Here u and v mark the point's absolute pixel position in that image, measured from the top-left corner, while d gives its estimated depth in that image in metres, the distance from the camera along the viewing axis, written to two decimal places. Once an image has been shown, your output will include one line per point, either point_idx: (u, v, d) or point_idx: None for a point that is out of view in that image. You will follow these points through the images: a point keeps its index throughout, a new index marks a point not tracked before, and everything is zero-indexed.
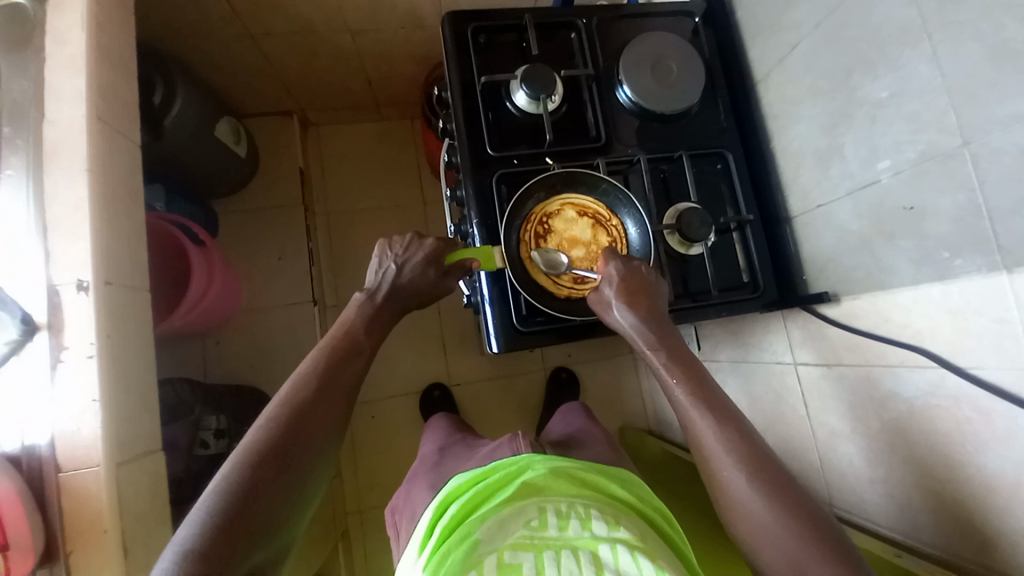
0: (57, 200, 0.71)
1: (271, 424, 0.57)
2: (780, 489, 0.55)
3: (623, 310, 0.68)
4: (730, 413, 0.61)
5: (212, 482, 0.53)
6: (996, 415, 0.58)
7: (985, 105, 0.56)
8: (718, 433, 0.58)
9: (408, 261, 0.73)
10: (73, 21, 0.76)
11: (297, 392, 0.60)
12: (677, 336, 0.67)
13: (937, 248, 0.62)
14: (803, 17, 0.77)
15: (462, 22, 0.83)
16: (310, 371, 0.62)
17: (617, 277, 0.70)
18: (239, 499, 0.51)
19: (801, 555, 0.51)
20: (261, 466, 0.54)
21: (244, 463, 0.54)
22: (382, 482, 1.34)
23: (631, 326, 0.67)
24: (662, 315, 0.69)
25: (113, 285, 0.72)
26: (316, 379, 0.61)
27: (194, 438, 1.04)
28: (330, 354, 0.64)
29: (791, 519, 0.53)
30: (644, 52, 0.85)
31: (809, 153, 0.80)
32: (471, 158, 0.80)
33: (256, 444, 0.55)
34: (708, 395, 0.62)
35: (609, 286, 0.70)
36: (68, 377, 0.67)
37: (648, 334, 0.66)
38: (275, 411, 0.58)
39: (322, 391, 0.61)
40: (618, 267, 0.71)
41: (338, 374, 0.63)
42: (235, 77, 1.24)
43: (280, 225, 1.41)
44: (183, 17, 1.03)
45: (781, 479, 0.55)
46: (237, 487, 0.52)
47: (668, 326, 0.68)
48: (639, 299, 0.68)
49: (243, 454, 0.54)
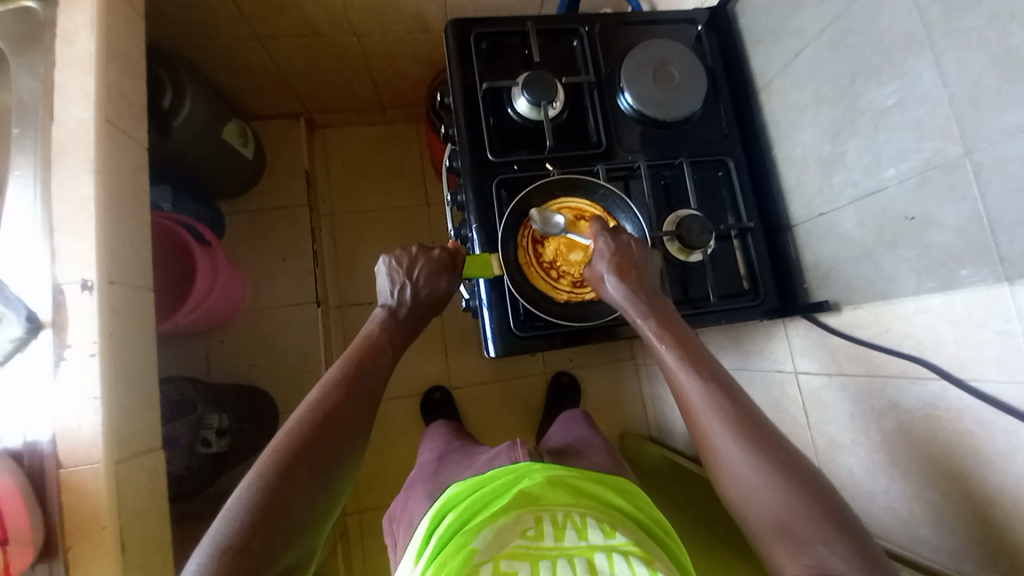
0: (63, 199, 0.72)
1: (302, 423, 0.57)
2: (772, 452, 0.55)
3: (614, 281, 0.69)
4: (720, 377, 0.61)
5: (244, 480, 0.53)
6: (997, 429, 0.57)
7: (989, 115, 0.55)
8: (707, 395, 0.59)
9: (422, 275, 0.72)
10: (82, 23, 0.78)
11: (325, 396, 0.60)
12: (667, 304, 0.68)
13: (940, 259, 0.61)
14: (807, 24, 0.77)
15: (464, 27, 0.84)
16: (338, 374, 0.63)
17: (609, 251, 0.70)
18: (270, 499, 0.52)
19: (790, 517, 0.51)
20: (296, 463, 0.54)
21: (278, 459, 0.54)
22: (381, 484, 1.35)
23: (622, 297, 0.68)
24: (652, 285, 0.70)
25: (116, 285, 0.73)
26: (345, 382, 0.62)
27: (195, 437, 1.05)
28: (358, 357, 0.65)
29: (781, 479, 0.53)
30: (646, 58, 0.85)
31: (812, 160, 0.79)
32: (472, 162, 0.80)
33: (289, 442, 0.56)
34: (697, 359, 0.62)
35: (602, 259, 0.70)
36: (70, 373, 0.68)
37: (639, 304, 0.67)
38: (305, 415, 0.58)
39: (350, 397, 0.61)
40: (608, 241, 0.71)
41: (366, 376, 0.64)
42: (242, 79, 1.26)
43: (285, 227, 1.43)
44: (193, 18, 1.05)
45: (774, 444, 0.55)
46: (268, 486, 0.52)
47: (658, 295, 0.69)
48: (628, 271, 0.69)
49: (276, 451, 0.55)
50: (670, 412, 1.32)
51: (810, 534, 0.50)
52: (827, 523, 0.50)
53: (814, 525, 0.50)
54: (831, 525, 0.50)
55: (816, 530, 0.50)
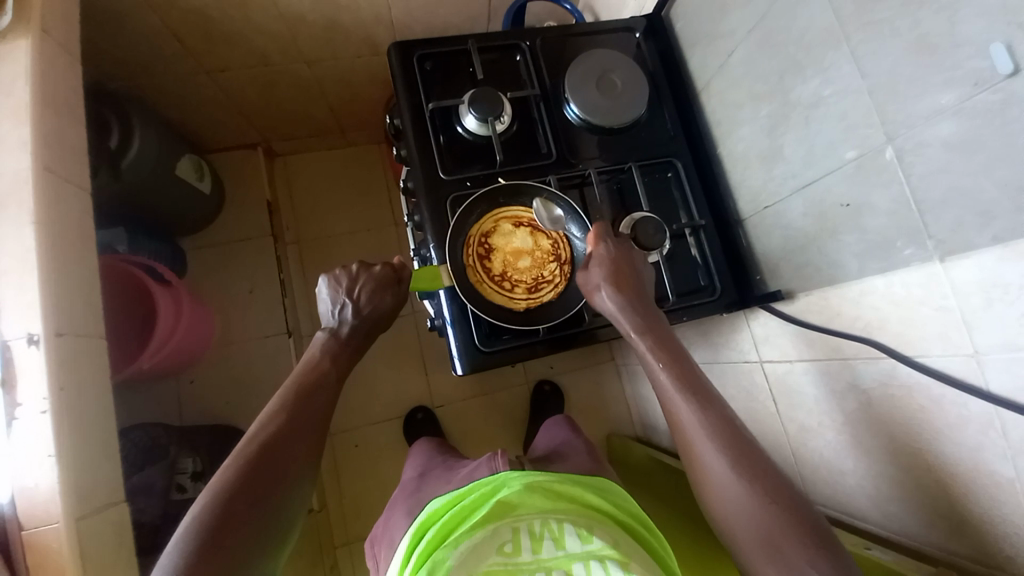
0: (5, 253, 0.70)
1: (242, 457, 0.56)
2: (758, 469, 0.56)
3: (611, 295, 0.70)
4: (709, 393, 0.62)
5: (183, 520, 0.51)
6: (949, 403, 0.59)
7: (907, 101, 0.58)
8: (698, 413, 0.60)
9: (362, 292, 0.73)
10: (15, 72, 0.76)
11: (266, 427, 0.59)
12: (661, 319, 0.70)
13: (876, 240, 0.64)
14: (735, 26, 0.80)
15: (407, 50, 0.85)
16: (279, 403, 0.62)
17: (607, 258, 0.73)
18: (209, 539, 0.50)
19: (770, 522, 0.53)
20: (237, 497, 0.53)
21: (217, 498, 0.53)
22: (370, 510, 1.32)
23: (618, 310, 0.70)
24: (647, 300, 0.71)
25: (65, 336, 0.70)
26: (286, 410, 0.61)
27: (170, 482, 1.01)
28: (301, 384, 0.64)
29: (769, 497, 0.54)
30: (588, 68, 0.87)
31: (753, 155, 0.82)
32: (425, 181, 0.81)
33: (230, 477, 0.54)
34: (689, 377, 0.63)
35: (599, 267, 0.73)
36: (24, 432, 0.65)
37: (635, 319, 0.69)
38: (245, 448, 0.57)
39: (293, 427, 0.60)
40: (610, 248, 0.74)
41: (310, 404, 0.63)
42: (195, 114, 1.24)
43: (250, 259, 1.41)
44: (133, 56, 1.03)
45: (759, 460, 0.57)
46: (207, 523, 0.51)
47: (652, 310, 0.71)
48: (624, 284, 0.71)
49: (217, 487, 0.53)
50: (653, 411, 1.33)
51: (794, 550, 0.52)
52: (809, 540, 0.52)
53: (798, 542, 0.52)
54: (811, 538, 0.52)
55: (795, 534, 0.52)
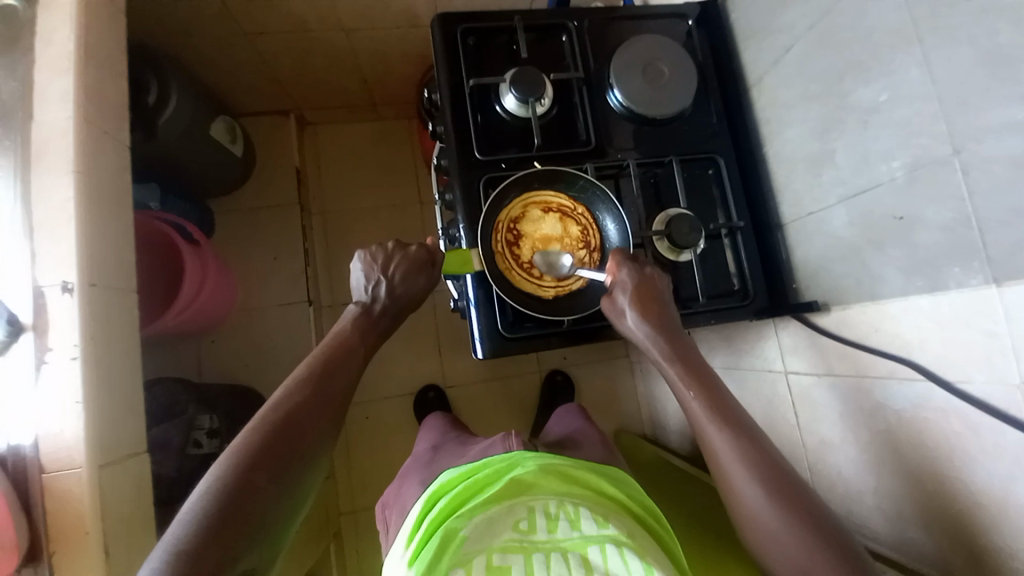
0: (43, 202, 0.71)
1: (262, 426, 0.56)
2: (792, 498, 0.55)
3: (636, 318, 0.68)
4: (742, 420, 0.61)
5: (201, 484, 0.52)
6: (985, 431, 0.57)
7: (978, 113, 0.54)
8: (730, 440, 0.59)
9: (396, 272, 0.73)
10: (60, 22, 0.76)
11: (290, 397, 0.60)
12: (687, 342, 0.68)
13: (926, 258, 0.61)
14: (796, 20, 0.76)
15: (451, 24, 0.83)
16: (305, 373, 0.62)
17: (630, 284, 0.70)
18: (227, 502, 0.51)
19: (810, 561, 0.52)
20: (256, 467, 0.53)
21: (238, 463, 0.53)
22: (375, 482, 1.35)
23: (643, 334, 0.68)
24: (673, 323, 0.69)
25: (97, 287, 0.72)
26: (313, 381, 0.62)
27: (187, 438, 1.02)
28: (326, 357, 0.64)
29: (806, 530, 0.53)
30: (634, 56, 0.84)
31: (801, 158, 0.78)
32: (458, 160, 0.79)
33: (246, 447, 0.55)
34: (719, 403, 0.62)
35: (622, 292, 0.70)
36: (54, 378, 0.67)
37: (660, 344, 0.67)
38: (267, 415, 0.57)
39: (316, 401, 0.60)
40: (630, 273, 0.71)
41: (336, 378, 0.63)
42: (231, 76, 1.24)
43: (275, 226, 1.42)
44: (173, 13, 1.02)
45: (793, 489, 0.56)
46: (226, 489, 0.51)
47: (677, 332, 0.69)
48: (649, 308, 0.69)
49: (235, 455, 0.54)
50: (665, 410, 1.32)
51: None
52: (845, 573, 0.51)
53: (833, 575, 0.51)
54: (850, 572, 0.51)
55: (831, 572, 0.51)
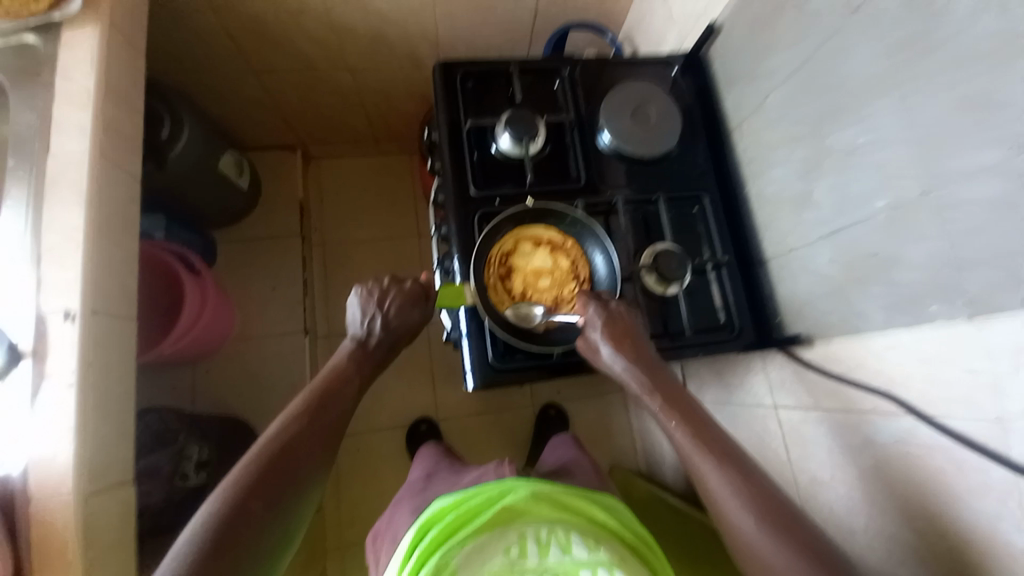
0: (53, 229, 0.73)
1: (259, 456, 0.57)
2: (786, 525, 0.56)
3: (612, 352, 0.70)
4: (731, 450, 0.62)
5: (197, 514, 0.52)
6: (971, 469, 0.57)
7: (944, 158, 0.57)
8: (720, 470, 0.60)
9: (392, 307, 0.74)
10: (81, 60, 0.80)
11: (288, 427, 0.60)
12: (666, 372, 0.70)
13: (904, 295, 0.63)
14: (774, 71, 0.81)
15: (451, 70, 0.88)
16: (302, 405, 0.63)
17: (600, 320, 0.72)
18: (222, 530, 0.51)
19: None
20: (253, 496, 0.54)
21: (236, 492, 0.54)
22: (365, 516, 1.32)
23: (621, 368, 0.69)
24: (651, 354, 0.71)
25: (99, 314, 0.73)
26: (309, 413, 0.62)
27: (175, 470, 1.01)
28: (322, 388, 0.66)
29: (800, 557, 0.53)
30: (624, 99, 0.89)
31: (783, 198, 0.82)
32: (455, 195, 0.82)
33: (244, 477, 0.55)
34: (704, 431, 0.63)
35: (594, 329, 0.72)
36: (48, 404, 0.68)
37: (639, 376, 0.68)
38: (265, 446, 0.58)
39: (312, 431, 0.61)
40: (597, 309, 0.73)
41: (332, 409, 0.64)
42: (242, 111, 1.30)
43: (276, 255, 1.45)
44: (191, 53, 1.09)
45: (786, 517, 0.56)
46: (222, 517, 0.52)
47: (657, 363, 0.70)
48: (624, 340, 0.70)
49: (230, 486, 0.54)
50: (659, 444, 1.31)
51: None
52: None
53: None
54: None
55: None
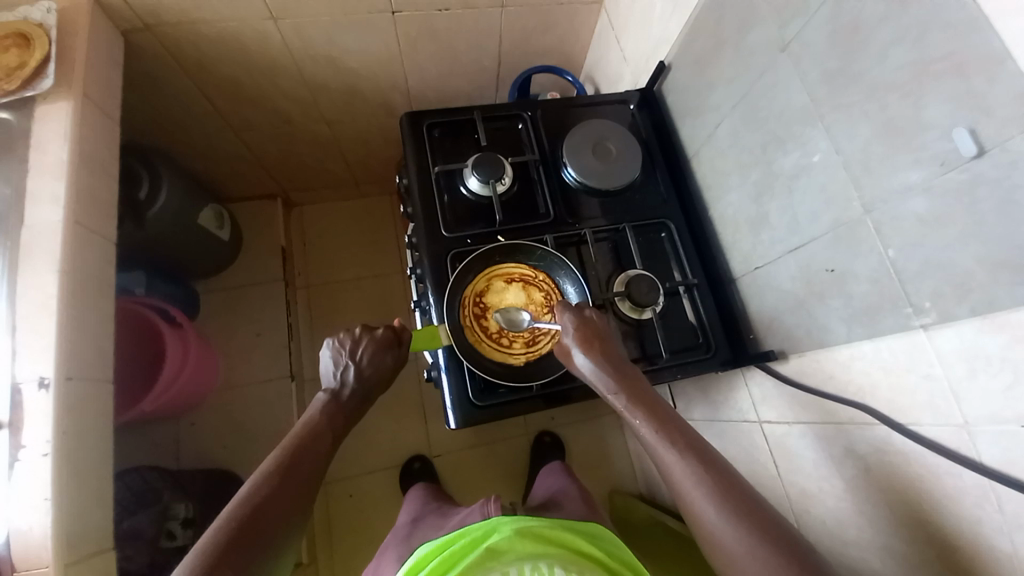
0: (28, 298, 0.74)
1: (228, 523, 0.56)
2: (763, 530, 0.54)
3: (584, 357, 0.71)
4: (704, 453, 0.61)
5: None
6: (945, 475, 0.58)
7: (881, 178, 0.61)
8: (694, 475, 0.58)
9: (364, 355, 0.75)
10: (54, 132, 0.81)
11: (256, 490, 0.59)
12: (638, 375, 0.69)
13: (862, 307, 0.65)
14: (720, 102, 0.85)
15: (418, 119, 0.92)
16: (272, 466, 0.62)
17: (573, 326, 0.73)
18: None
19: None
20: (219, 565, 0.52)
21: (201, 563, 0.52)
22: (359, 564, 1.28)
23: (593, 372, 0.70)
24: (622, 358, 0.71)
25: (73, 380, 0.73)
26: (279, 473, 0.62)
27: (160, 530, 1.00)
28: (293, 446, 0.65)
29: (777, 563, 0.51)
30: (584, 137, 0.93)
31: (742, 219, 0.85)
32: (427, 237, 0.85)
33: (212, 544, 0.53)
34: (675, 432, 0.62)
35: (567, 335, 0.73)
36: (25, 476, 0.67)
37: (608, 379, 0.68)
38: (234, 511, 0.57)
39: (282, 491, 0.60)
40: (572, 317, 0.74)
41: (303, 466, 0.64)
42: (221, 165, 1.33)
43: (260, 303, 1.45)
44: (168, 115, 1.12)
45: (764, 521, 0.54)
46: None
47: (628, 367, 0.70)
48: (594, 344, 0.71)
49: (198, 555, 0.52)
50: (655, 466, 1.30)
51: None
52: None
53: None
54: None
55: None
